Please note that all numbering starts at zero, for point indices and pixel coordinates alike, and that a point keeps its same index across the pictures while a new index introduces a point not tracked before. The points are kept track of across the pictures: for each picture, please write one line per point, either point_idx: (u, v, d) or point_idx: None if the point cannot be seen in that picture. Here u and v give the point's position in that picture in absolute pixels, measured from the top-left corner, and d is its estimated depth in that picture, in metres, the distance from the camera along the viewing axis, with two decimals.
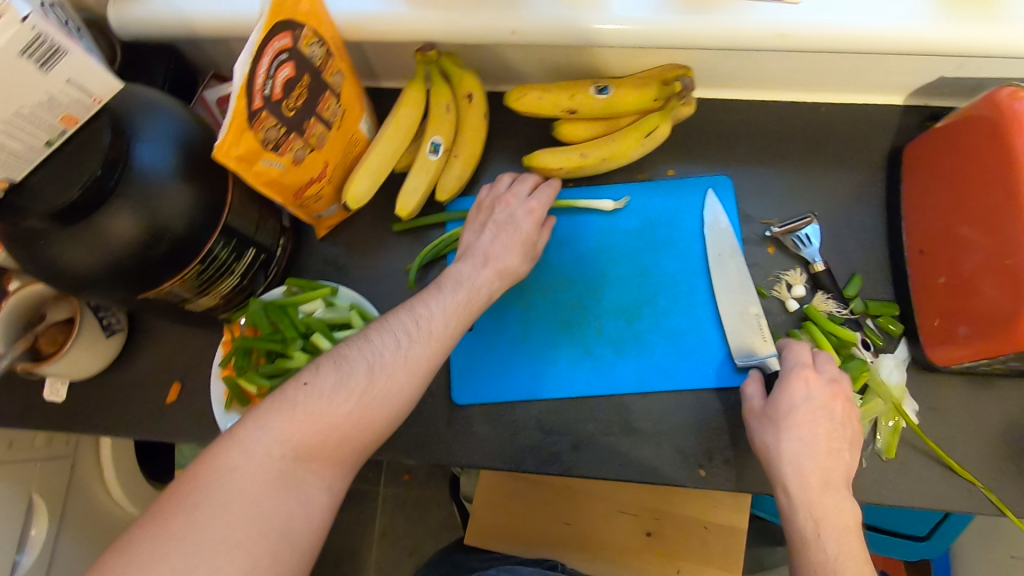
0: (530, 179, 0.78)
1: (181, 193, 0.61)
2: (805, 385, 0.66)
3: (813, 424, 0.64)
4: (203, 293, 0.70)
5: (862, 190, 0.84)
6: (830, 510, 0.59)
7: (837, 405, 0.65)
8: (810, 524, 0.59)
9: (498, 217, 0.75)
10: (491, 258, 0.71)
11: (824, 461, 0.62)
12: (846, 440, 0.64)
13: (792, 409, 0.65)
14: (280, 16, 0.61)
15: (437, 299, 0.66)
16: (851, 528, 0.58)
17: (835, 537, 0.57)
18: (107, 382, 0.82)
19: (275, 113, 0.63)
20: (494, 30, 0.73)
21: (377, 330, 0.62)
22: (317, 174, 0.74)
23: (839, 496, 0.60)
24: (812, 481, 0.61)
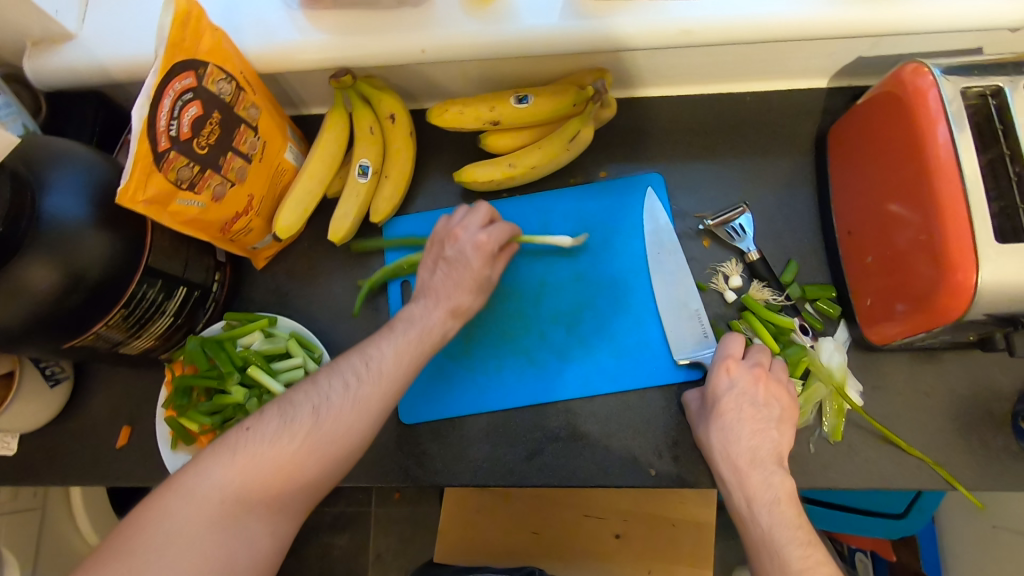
0: (484, 210, 0.74)
1: (97, 239, 0.61)
2: (726, 372, 0.69)
3: (738, 410, 0.67)
4: (136, 335, 0.71)
5: (793, 175, 0.84)
6: (759, 487, 0.62)
7: (758, 386, 0.68)
8: (745, 504, 0.63)
9: (447, 253, 0.72)
10: (445, 295, 0.70)
11: (751, 443, 0.65)
12: (773, 418, 0.66)
13: (718, 401, 0.68)
14: (181, 56, 0.61)
15: (389, 338, 0.67)
16: (783, 499, 0.61)
17: (765, 511, 0.61)
18: (56, 431, 0.82)
19: (185, 152, 0.64)
20: (404, 51, 0.74)
21: (326, 374, 0.64)
22: (243, 208, 0.74)
23: (768, 472, 0.63)
24: (736, 466, 0.64)
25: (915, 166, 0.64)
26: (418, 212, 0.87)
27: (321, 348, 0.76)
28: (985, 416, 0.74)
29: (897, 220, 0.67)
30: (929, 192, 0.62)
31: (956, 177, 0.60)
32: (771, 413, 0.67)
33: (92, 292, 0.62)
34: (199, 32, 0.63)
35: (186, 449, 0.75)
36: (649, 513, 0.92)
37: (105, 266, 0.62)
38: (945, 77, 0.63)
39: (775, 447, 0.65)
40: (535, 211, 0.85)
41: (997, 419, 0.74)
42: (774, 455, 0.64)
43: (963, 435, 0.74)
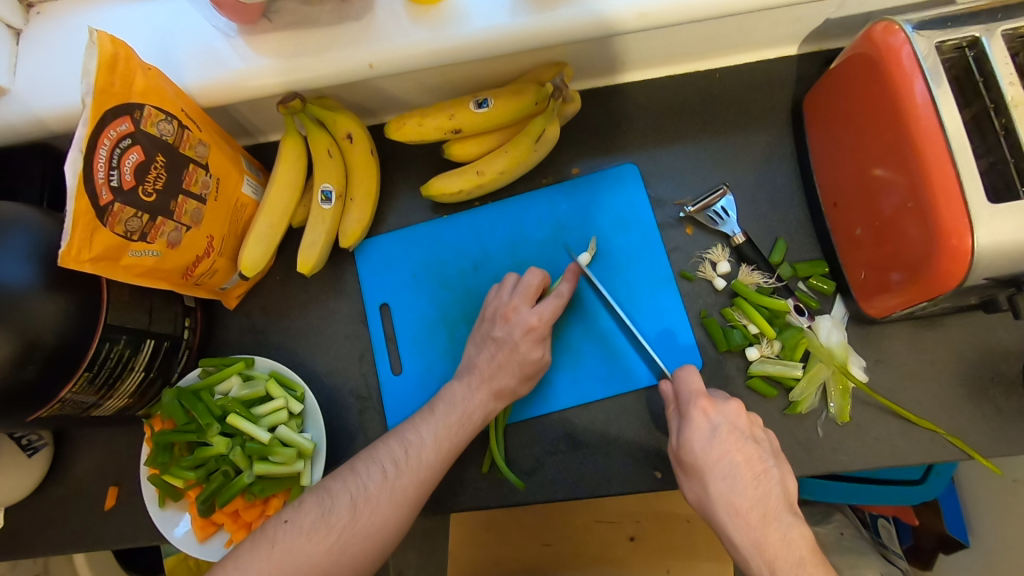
0: (534, 287, 0.74)
1: (49, 304, 0.57)
2: (703, 415, 0.64)
3: (728, 456, 0.62)
4: (106, 396, 0.67)
5: (771, 150, 0.81)
6: (779, 548, 0.57)
7: (740, 422, 0.64)
8: (768, 573, 0.57)
9: (497, 332, 0.73)
10: (489, 376, 0.71)
11: (756, 494, 0.60)
12: (765, 459, 0.63)
13: (706, 450, 0.63)
14: (113, 102, 0.58)
15: (429, 423, 0.68)
16: (809, 554, 0.57)
17: (795, 575, 0.56)
18: (42, 500, 0.79)
19: (132, 202, 0.61)
20: (351, 68, 0.70)
21: (365, 460, 0.64)
22: (203, 250, 0.71)
23: (783, 526, 0.59)
24: (750, 523, 0.59)
25: (897, 130, 0.61)
26: (390, 231, 0.84)
27: (302, 386, 0.73)
28: (995, 378, 0.71)
29: (884, 186, 0.64)
30: (915, 155, 0.58)
31: (940, 137, 0.57)
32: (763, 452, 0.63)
33: (51, 360, 0.58)
34: (131, 72, 0.59)
35: (174, 506, 0.73)
36: (660, 512, 0.91)
37: (61, 331, 0.59)
38: (918, 33, 0.59)
39: (780, 493, 0.61)
40: (509, 216, 0.82)
41: (1007, 380, 0.71)
42: (783, 504, 0.60)
43: (974, 401, 0.71)
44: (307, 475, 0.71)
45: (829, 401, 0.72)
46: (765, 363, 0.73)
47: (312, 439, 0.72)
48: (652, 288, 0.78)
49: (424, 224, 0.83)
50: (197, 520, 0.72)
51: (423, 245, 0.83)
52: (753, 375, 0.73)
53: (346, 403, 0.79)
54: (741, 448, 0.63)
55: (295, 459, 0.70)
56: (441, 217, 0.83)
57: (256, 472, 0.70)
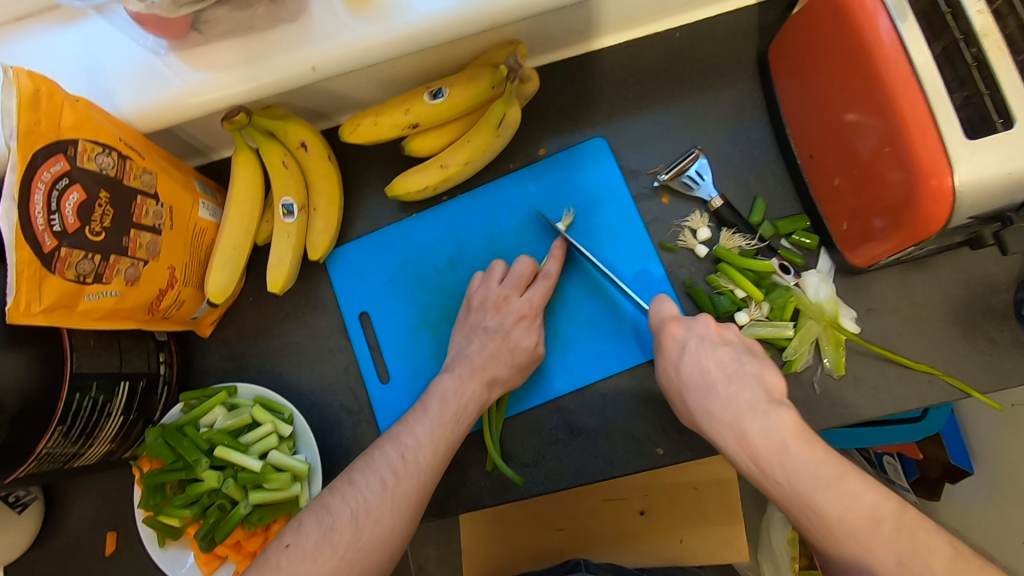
0: (524, 272, 0.73)
1: (6, 363, 0.55)
2: (672, 335, 0.64)
3: (700, 367, 0.61)
4: (86, 446, 0.65)
5: (740, 107, 0.78)
6: (759, 438, 0.53)
7: (709, 332, 0.64)
8: (753, 466, 0.53)
9: (488, 322, 0.72)
10: (483, 369, 0.70)
11: (729, 393, 0.58)
12: (738, 359, 0.61)
13: (682, 370, 0.62)
14: (40, 142, 0.54)
15: (423, 423, 0.65)
16: (793, 438, 0.52)
17: (777, 459, 0.52)
18: (41, 555, 0.77)
19: (79, 244, 0.58)
20: (293, 73, 0.66)
21: (361, 471, 0.60)
22: (167, 282, 0.68)
23: (762, 416, 0.54)
24: (725, 422, 0.56)
25: (865, 72, 0.58)
26: (360, 237, 0.81)
27: (288, 408, 0.71)
28: (987, 312, 0.70)
29: (858, 129, 0.61)
30: (886, 96, 0.56)
31: (910, 76, 0.55)
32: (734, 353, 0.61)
33: (20, 419, 0.56)
34: (57, 108, 0.56)
35: (175, 544, 0.71)
36: (670, 483, 0.90)
37: (25, 388, 0.56)
38: None
39: (756, 387, 0.57)
40: (480, 207, 0.80)
41: (999, 313, 0.70)
42: (760, 394, 0.56)
43: (968, 338, 0.70)
44: (305, 497, 0.69)
45: (823, 356, 0.71)
46: (755, 326, 0.72)
47: (306, 461, 0.70)
48: (635, 262, 0.76)
49: (394, 226, 0.80)
50: (201, 555, 0.70)
51: (396, 248, 0.80)
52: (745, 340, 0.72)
53: (338, 418, 0.77)
54: (713, 356, 0.62)
55: (291, 482, 0.69)
56: (411, 216, 0.80)
57: (252, 501, 0.68)
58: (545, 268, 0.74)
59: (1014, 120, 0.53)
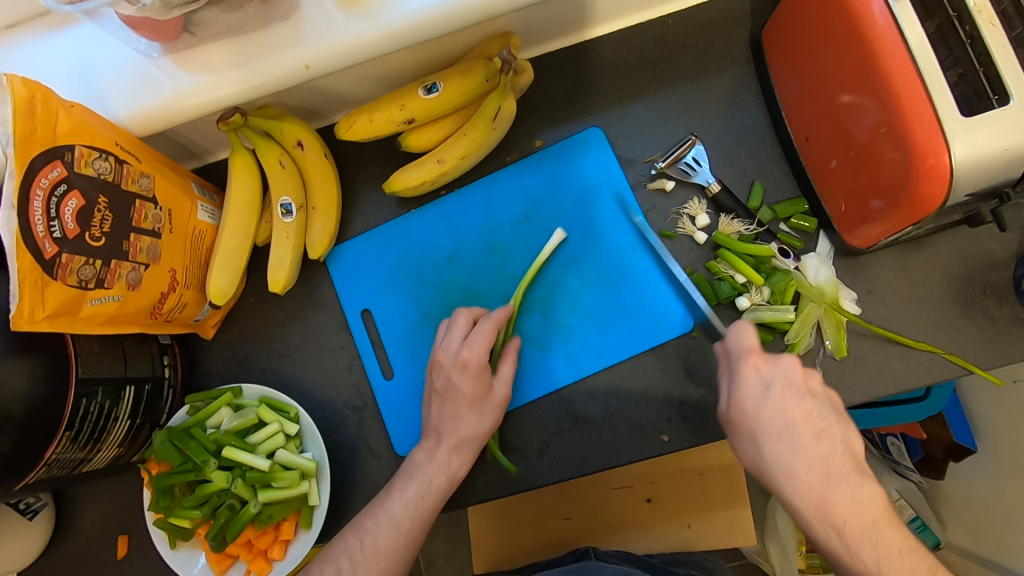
0: (462, 322, 0.71)
1: (12, 371, 0.55)
2: (754, 369, 0.61)
3: (785, 414, 0.59)
4: (95, 450, 0.65)
5: (734, 92, 0.78)
6: (848, 512, 0.55)
7: (795, 376, 0.61)
8: (830, 534, 0.55)
9: (437, 383, 0.70)
10: (444, 434, 0.68)
11: (818, 454, 0.57)
12: (825, 416, 0.59)
13: (757, 411, 0.60)
14: (38, 148, 0.54)
15: (385, 506, 0.65)
16: (881, 517, 0.55)
17: (865, 541, 0.54)
18: (53, 560, 0.77)
19: (80, 250, 0.58)
20: (287, 73, 0.66)
21: (320, 562, 0.63)
22: (168, 285, 0.68)
23: (852, 487, 0.56)
24: (812, 486, 0.56)
25: (860, 55, 0.58)
26: (359, 235, 0.81)
27: (294, 407, 0.71)
28: (986, 289, 0.71)
29: (854, 111, 0.61)
30: (883, 80, 0.56)
31: (906, 56, 0.55)
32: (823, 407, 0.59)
33: (27, 427, 0.56)
34: (52, 114, 0.56)
35: (186, 545, 0.71)
36: (675, 470, 0.90)
37: (31, 397, 0.56)
38: None
39: (845, 451, 0.58)
40: (478, 200, 0.80)
41: (999, 290, 0.70)
42: (850, 462, 0.57)
43: (968, 315, 0.71)
44: (315, 495, 0.70)
45: (825, 339, 0.71)
46: (757, 310, 0.72)
47: (314, 458, 0.71)
48: (634, 250, 0.76)
49: (393, 222, 0.80)
50: (213, 555, 0.71)
51: (395, 244, 0.80)
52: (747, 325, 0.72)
53: (342, 416, 0.77)
54: (798, 405, 0.60)
55: (300, 480, 0.69)
56: (409, 212, 0.81)
57: (262, 500, 0.68)
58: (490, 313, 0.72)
59: (1009, 96, 0.53)
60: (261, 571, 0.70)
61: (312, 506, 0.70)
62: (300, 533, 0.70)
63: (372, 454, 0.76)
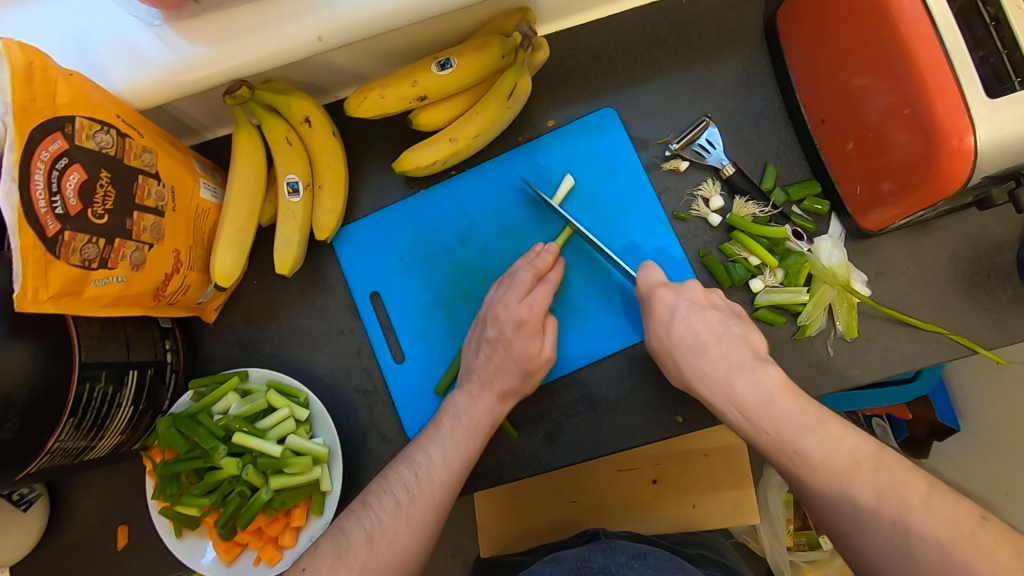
0: (524, 279, 0.70)
1: (12, 354, 0.52)
2: (662, 301, 0.67)
3: (692, 329, 0.66)
4: (98, 437, 0.63)
5: (747, 74, 0.78)
6: (749, 393, 0.60)
7: (698, 297, 0.68)
8: (740, 416, 0.61)
9: (489, 334, 0.70)
10: (490, 382, 0.68)
11: (719, 354, 0.64)
12: (726, 320, 0.67)
13: (670, 331, 0.66)
14: (37, 119, 0.51)
15: (437, 442, 0.65)
16: (778, 390, 0.60)
17: (764, 413, 0.59)
18: (50, 552, 0.75)
19: (83, 227, 0.55)
20: (297, 44, 0.63)
21: (375, 492, 0.61)
22: (172, 266, 0.65)
23: (750, 372, 0.62)
24: (716, 379, 0.63)
25: (886, 38, 0.58)
26: (366, 216, 0.79)
27: (304, 391, 0.69)
28: (991, 271, 0.72)
29: (869, 95, 0.62)
30: (906, 64, 0.57)
31: (932, 37, 0.55)
32: (722, 315, 0.66)
33: (30, 413, 0.53)
34: (52, 83, 0.52)
35: (192, 534, 0.69)
36: (681, 451, 0.91)
37: (34, 381, 0.54)
38: None
39: (744, 346, 0.64)
40: (490, 181, 0.78)
41: (1003, 272, 0.72)
42: (748, 353, 0.63)
43: (973, 297, 0.72)
44: (328, 481, 0.68)
45: (835, 320, 0.72)
46: (770, 292, 0.72)
47: (325, 443, 0.69)
48: (648, 233, 0.76)
49: (402, 202, 0.79)
50: (220, 543, 0.69)
51: (405, 225, 0.79)
52: (760, 307, 0.73)
53: (352, 401, 0.76)
54: (702, 318, 0.67)
55: (312, 466, 0.67)
56: (418, 192, 0.79)
57: (274, 487, 0.67)
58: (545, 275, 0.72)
59: None
60: (270, 559, 0.67)
61: (325, 492, 0.69)
62: (313, 519, 0.69)
63: (383, 439, 0.74)
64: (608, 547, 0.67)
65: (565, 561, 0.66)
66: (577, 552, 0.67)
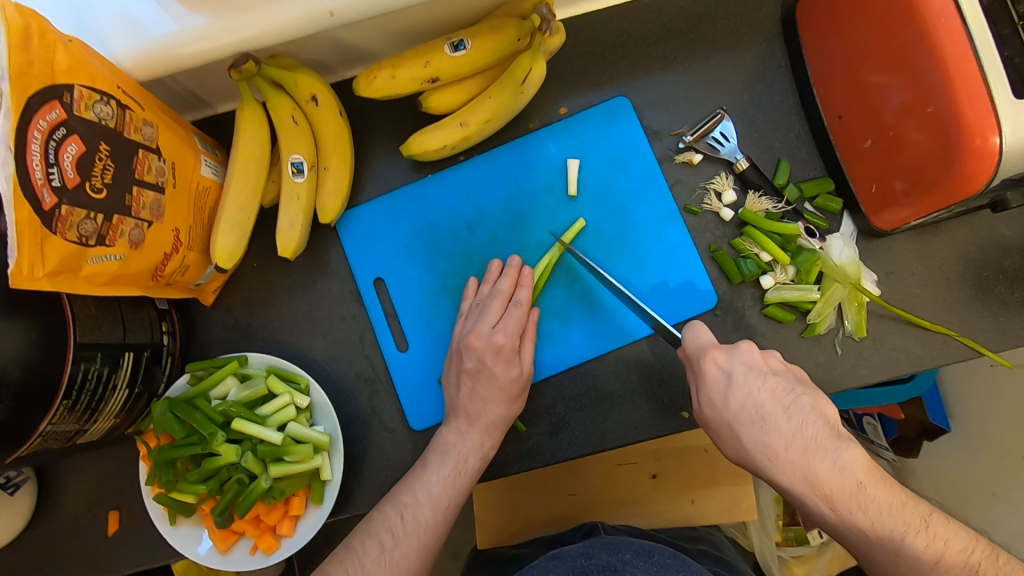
0: (494, 306, 0.70)
1: (5, 332, 0.50)
2: (715, 363, 0.63)
3: (752, 397, 0.61)
4: (92, 420, 0.61)
5: (762, 67, 0.77)
6: (833, 480, 0.56)
7: (755, 360, 0.63)
8: (824, 504, 0.56)
9: (467, 365, 0.69)
10: (477, 415, 0.68)
11: (791, 429, 0.59)
12: (791, 389, 0.61)
13: (726, 399, 0.61)
14: (35, 86, 0.48)
15: (423, 482, 0.65)
16: (866, 476, 0.56)
17: (855, 505, 0.55)
18: (37, 537, 0.72)
19: (80, 201, 0.53)
20: (307, 19, 0.61)
21: (360, 535, 0.62)
22: (171, 245, 0.63)
23: (831, 454, 0.57)
24: (792, 460, 0.57)
25: (914, 35, 0.58)
26: (371, 200, 0.77)
27: (305, 377, 0.67)
28: (999, 274, 0.72)
29: (887, 93, 0.62)
30: (931, 63, 0.57)
31: (961, 33, 0.55)
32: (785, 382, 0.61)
33: (23, 394, 0.51)
34: (49, 48, 0.50)
35: (187, 522, 0.67)
36: (681, 447, 0.91)
37: (27, 360, 0.51)
38: None
39: (818, 420, 0.59)
40: (499, 168, 0.76)
41: (1010, 275, 0.72)
42: (825, 430, 0.58)
43: (981, 299, 0.72)
44: (328, 469, 0.67)
45: (844, 319, 0.72)
46: (781, 289, 0.71)
47: (326, 432, 0.67)
48: (659, 226, 0.75)
49: (409, 186, 0.77)
50: (216, 531, 0.67)
51: (411, 210, 0.77)
52: (770, 303, 0.72)
53: (354, 388, 0.74)
54: (763, 386, 0.62)
55: (313, 454, 0.66)
56: (425, 177, 0.77)
57: (273, 475, 0.65)
58: (516, 297, 0.71)
59: None
60: (268, 548, 0.66)
61: (325, 481, 0.67)
62: (312, 509, 0.67)
63: (384, 428, 0.73)
64: (610, 543, 0.67)
65: (569, 558, 0.65)
66: (579, 549, 0.67)
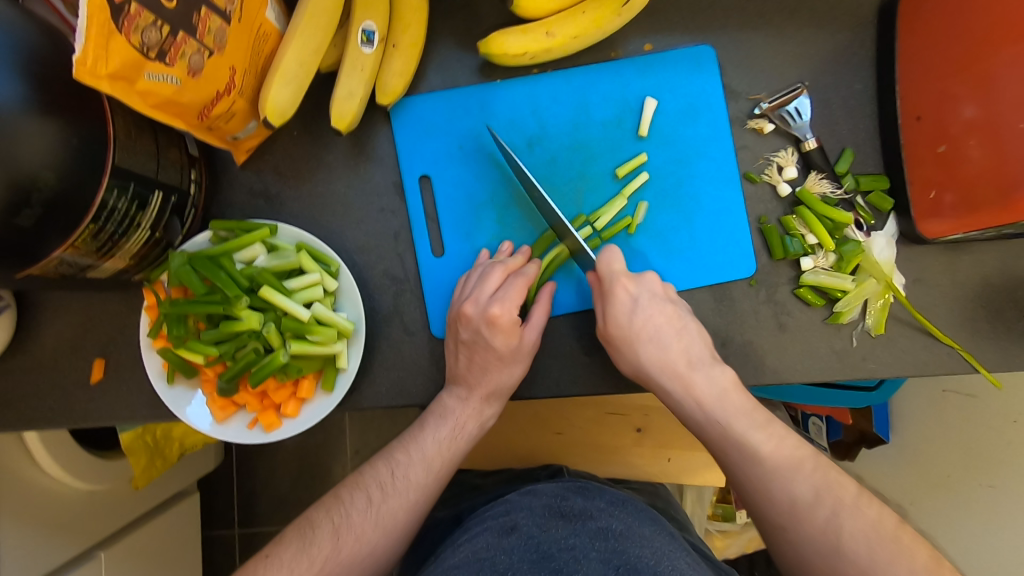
0: (496, 275, 0.66)
1: (42, 131, 0.44)
2: (625, 288, 0.65)
3: (653, 319, 0.65)
4: (109, 255, 0.55)
5: (850, 52, 0.76)
6: (706, 388, 0.63)
7: (657, 289, 0.67)
8: (698, 410, 0.63)
9: (464, 335, 0.65)
10: (477, 383, 0.66)
11: (681, 347, 0.65)
12: (684, 316, 0.67)
13: (632, 324, 0.64)
14: None
15: (417, 442, 0.65)
16: (730, 387, 0.63)
17: (721, 407, 0.62)
18: (11, 369, 0.67)
19: (150, 5, 0.46)
20: None
21: (350, 487, 0.62)
22: (224, 86, 0.57)
23: (708, 367, 0.64)
24: (676, 370, 0.64)
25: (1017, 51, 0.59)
26: (433, 91, 0.73)
27: (338, 260, 0.64)
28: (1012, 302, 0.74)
29: (960, 106, 0.64)
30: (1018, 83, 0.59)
31: None
32: (681, 310, 0.66)
33: (54, 205, 0.46)
34: None
35: (184, 382, 0.64)
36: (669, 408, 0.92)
37: (62, 168, 0.46)
38: None
39: (701, 342, 0.66)
40: (572, 89, 0.73)
41: None
42: (704, 348, 0.65)
43: (992, 322, 0.75)
44: (345, 358, 0.64)
45: (866, 315, 0.73)
46: (818, 273, 0.73)
47: (351, 319, 0.65)
48: (715, 184, 0.74)
49: (474, 87, 0.73)
50: (216, 399, 0.64)
51: (471, 112, 0.73)
52: (802, 285, 0.73)
53: (378, 284, 0.71)
54: (662, 311, 0.66)
55: (335, 339, 0.63)
56: (492, 81, 0.73)
57: (292, 351, 0.62)
58: (522, 269, 0.67)
59: None
60: (268, 425, 0.63)
61: (339, 369, 0.64)
62: (319, 396, 0.65)
63: (404, 330, 0.71)
64: (585, 488, 0.70)
65: (543, 496, 0.68)
66: (554, 490, 0.70)
